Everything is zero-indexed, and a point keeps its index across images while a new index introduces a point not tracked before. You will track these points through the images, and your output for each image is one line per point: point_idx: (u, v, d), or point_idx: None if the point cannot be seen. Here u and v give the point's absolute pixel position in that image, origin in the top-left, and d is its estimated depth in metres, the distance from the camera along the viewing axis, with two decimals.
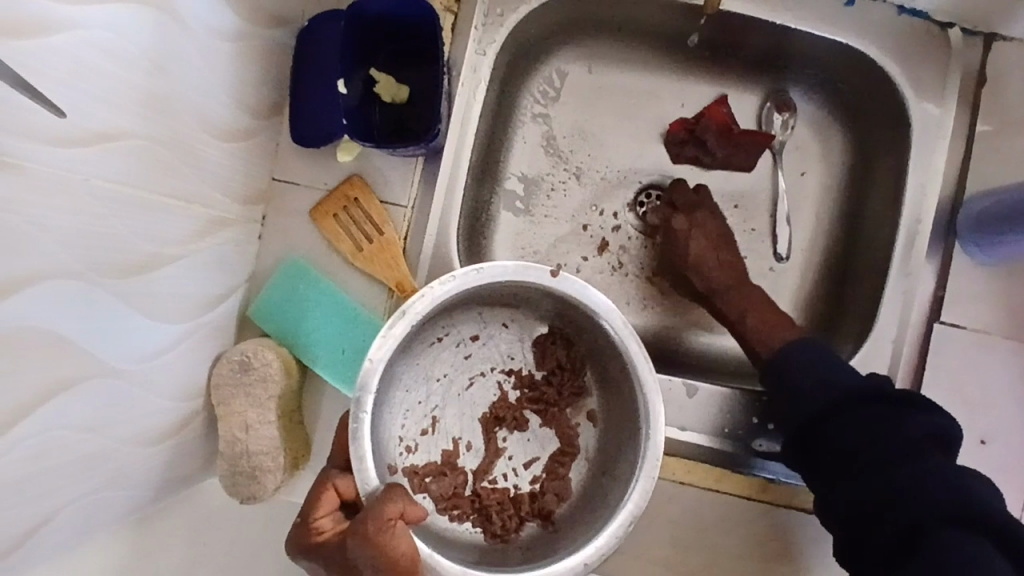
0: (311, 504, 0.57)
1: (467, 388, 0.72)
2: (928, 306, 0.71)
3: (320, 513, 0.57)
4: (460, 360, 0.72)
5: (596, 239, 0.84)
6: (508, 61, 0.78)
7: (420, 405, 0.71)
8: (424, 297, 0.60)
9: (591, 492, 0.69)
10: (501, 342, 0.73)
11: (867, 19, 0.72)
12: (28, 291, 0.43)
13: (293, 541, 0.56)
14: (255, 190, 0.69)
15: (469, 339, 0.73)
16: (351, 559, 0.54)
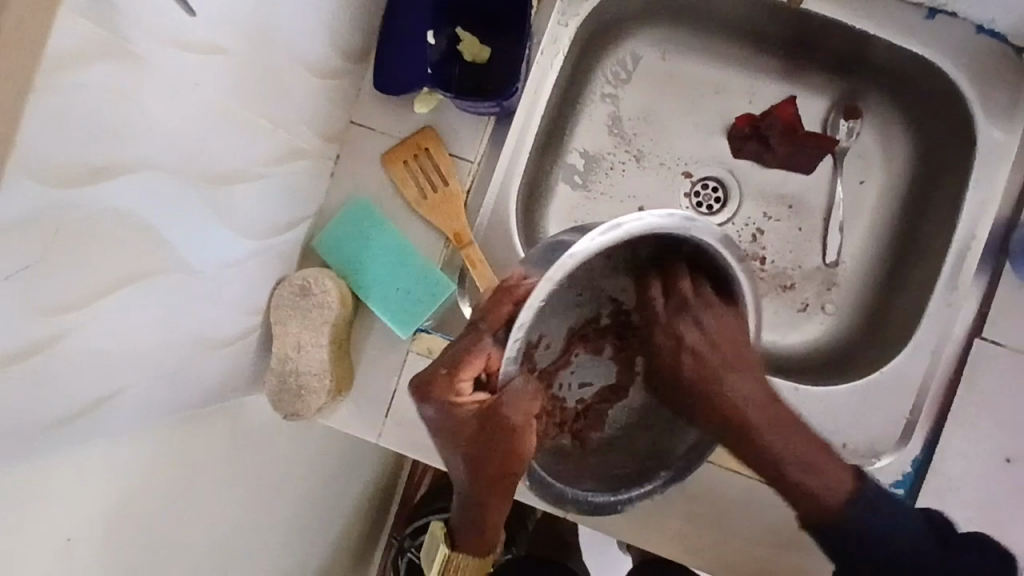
0: (464, 361, 0.57)
1: (570, 298, 0.67)
2: (971, 323, 0.71)
3: (467, 374, 0.57)
4: (581, 270, 0.65)
5: None
6: (586, 38, 0.81)
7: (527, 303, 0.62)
8: (640, 220, 0.57)
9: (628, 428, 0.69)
10: (624, 272, 0.67)
11: (948, 32, 0.72)
12: (122, 178, 0.46)
13: (434, 389, 0.57)
14: (335, 129, 0.73)
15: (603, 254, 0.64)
16: (485, 437, 0.56)
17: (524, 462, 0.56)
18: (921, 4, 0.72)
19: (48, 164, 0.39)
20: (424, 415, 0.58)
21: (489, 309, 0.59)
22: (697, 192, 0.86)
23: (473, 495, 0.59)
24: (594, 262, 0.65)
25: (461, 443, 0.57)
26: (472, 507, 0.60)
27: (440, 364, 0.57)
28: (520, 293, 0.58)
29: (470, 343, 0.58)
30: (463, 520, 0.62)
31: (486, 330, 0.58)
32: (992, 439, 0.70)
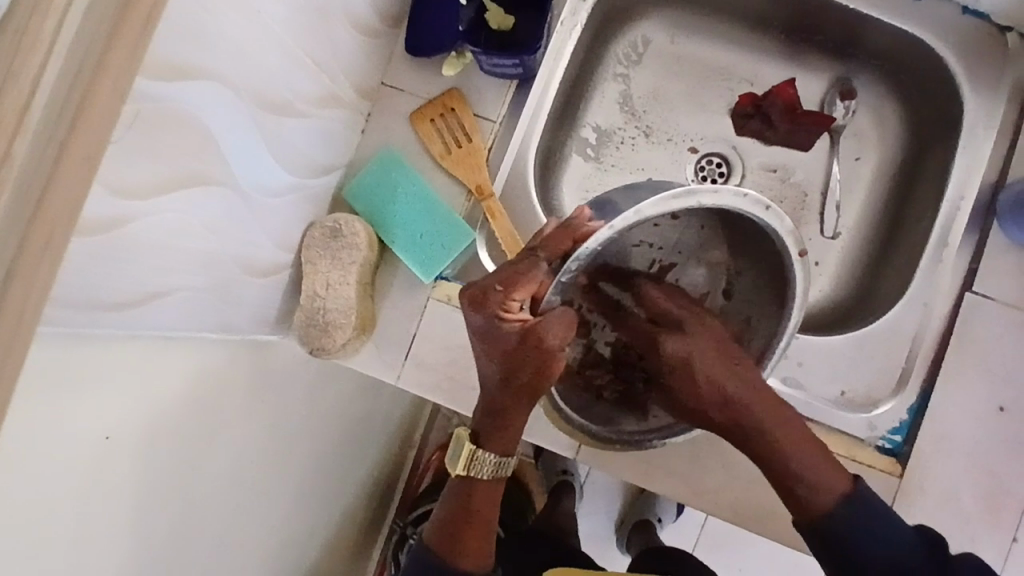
0: (518, 283, 0.61)
1: (631, 247, 0.70)
2: (962, 278, 0.76)
3: (518, 296, 0.61)
4: (650, 224, 0.68)
5: None
6: (601, 17, 0.87)
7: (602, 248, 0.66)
8: (715, 194, 0.61)
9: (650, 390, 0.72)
10: (683, 234, 0.71)
11: (939, 14, 0.79)
12: (193, 84, 0.51)
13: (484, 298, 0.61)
14: (368, 86, 0.78)
15: (670, 218, 0.68)
16: (519, 353, 0.62)
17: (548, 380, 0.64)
18: None
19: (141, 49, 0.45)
20: (469, 325, 0.63)
21: (549, 238, 0.62)
22: (702, 167, 0.91)
23: (496, 398, 0.66)
24: (662, 220, 0.68)
25: (499, 353, 0.63)
26: (495, 411, 0.67)
27: (496, 282, 0.61)
28: (582, 233, 0.61)
29: (524, 267, 0.61)
30: (483, 421, 0.68)
31: (542, 258, 0.61)
32: (985, 388, 0.73)
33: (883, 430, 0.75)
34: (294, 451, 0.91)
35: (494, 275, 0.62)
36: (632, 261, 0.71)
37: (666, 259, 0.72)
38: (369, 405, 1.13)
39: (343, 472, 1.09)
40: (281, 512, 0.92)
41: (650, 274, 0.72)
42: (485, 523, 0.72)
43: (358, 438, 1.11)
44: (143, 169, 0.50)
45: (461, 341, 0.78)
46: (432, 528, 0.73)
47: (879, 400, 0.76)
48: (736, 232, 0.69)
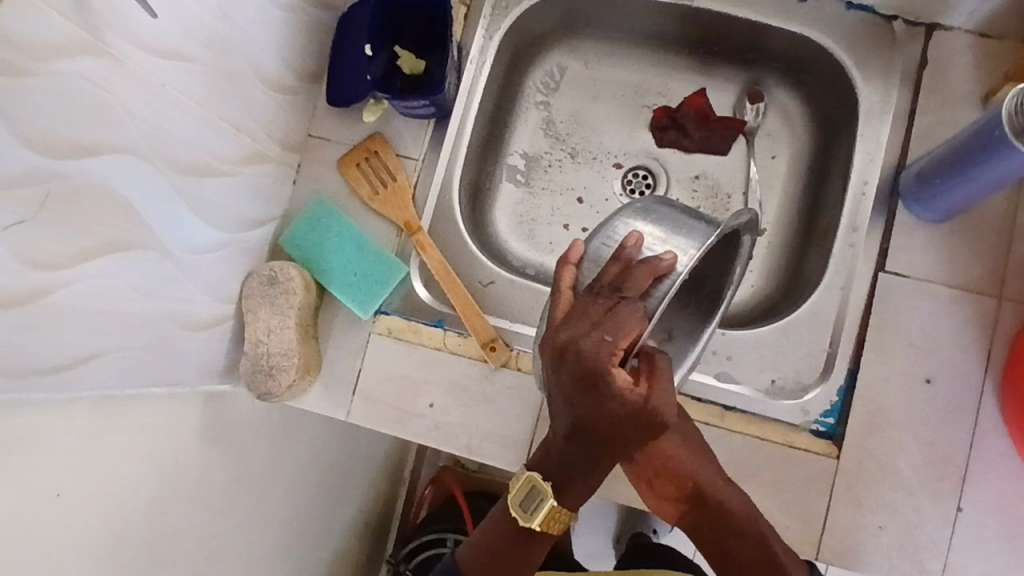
0: (630, 332, 0.55)
1: None
2: (876, 259, 0.78)
3: (626, 346, 0.55)
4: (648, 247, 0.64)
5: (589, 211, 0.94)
6: (514, 51, 0.92)
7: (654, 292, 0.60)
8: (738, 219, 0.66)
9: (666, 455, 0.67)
10: None
11: (822, 14, 0.83)
12: (104, 157, 0.56)
13: (595, 349, 0.54)
14: (292, 139, 0.83)
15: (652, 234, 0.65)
16: (623, 413, 0.56)
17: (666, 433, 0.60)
18: None
19: (38, 134, 0.49)
20: (575, 389, 0.55)
21: (630, 277, 0.59)
22: (629, 180, 0.95)
23: (581, 455, 0.60)
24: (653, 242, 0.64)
25: (602, 411, 0.56)
26: (582, 465, 0.62)
27: (606, 336, 0.54)
28: (662, 271, 0.59)
29: (622, 312, 0.56)
30: (562, 472, 0.63)
31: (636, 300, 0.57)
32: (909, 363, 0.76)
33: (816, 413, 0.77)
34: (265, 498, 0.93)
35: (592, 329, 0.55)
36: None
37: None
38: (345, 447, 1.15)
39: (325, 515, 1.11)
40: (261, 558, 0.94)
41: None
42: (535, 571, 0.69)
43: (337, 480, 1.13)
44: (62, 241, 0.54)
45: (404, 372, 0.81)
46: (469, 553, 0.69)
47: (807, 385, 0.79)
48: None
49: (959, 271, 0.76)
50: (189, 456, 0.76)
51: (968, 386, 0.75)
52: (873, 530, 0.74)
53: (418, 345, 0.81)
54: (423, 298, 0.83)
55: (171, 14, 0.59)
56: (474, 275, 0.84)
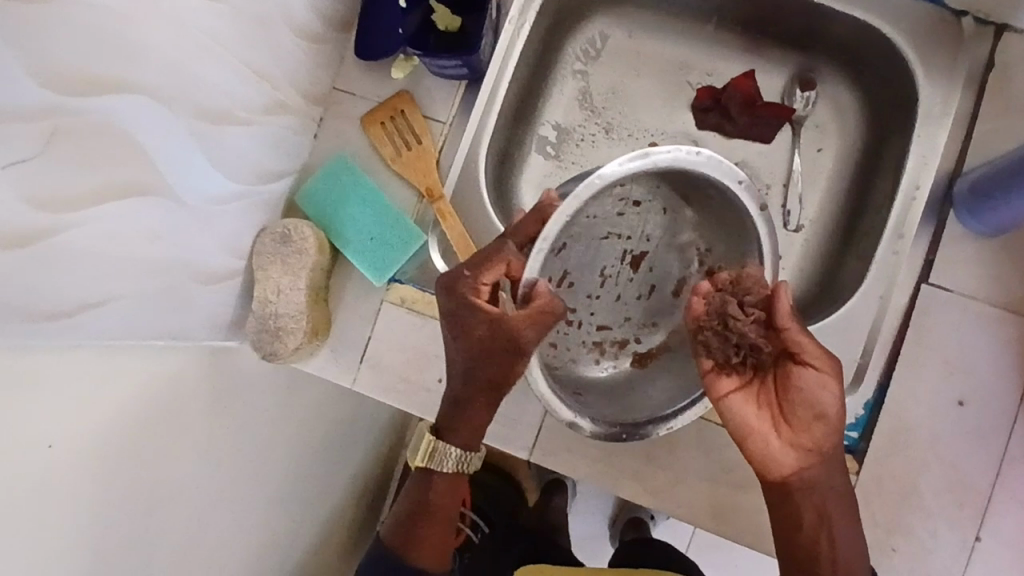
0: (490, 265, 0.64)
1: (601, 239, 0.81)
2: (919, 270, 0.74)
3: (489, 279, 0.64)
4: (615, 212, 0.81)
5: None
6: (554, 15, 0.86)
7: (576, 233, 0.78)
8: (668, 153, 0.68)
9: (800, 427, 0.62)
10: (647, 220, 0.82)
11: (889, 1, 0.77)
12: (118, 96, 0.52)
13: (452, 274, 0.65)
14: (317, 92, 0.79)
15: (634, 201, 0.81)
16: (477, 337, 0.64)
17: (759, 413, 0.64)
18: None
19: (50, 64, 0.46)
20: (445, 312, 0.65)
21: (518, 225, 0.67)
22: None
23: (462, 389, 0.68)
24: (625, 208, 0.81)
25: (463, 335, 0.65)
26: (463, 403, 0.68)
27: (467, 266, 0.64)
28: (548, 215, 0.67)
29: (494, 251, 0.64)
30: (450, 413, 0.69)
31: (510, 241, 0.66)
32: (941, 381, 0.72)
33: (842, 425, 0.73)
34: (264, 458, 0.91)
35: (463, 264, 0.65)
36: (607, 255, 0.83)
37: (636, 253, 0.83)
38: (346, 410, 1.13)
39: (322, 477, 1.09)
40: (258, 517, 0.92)
41: (625, 266, 0.83)
42: (450, 513, 0.74)
43: (337, 442, 1.12)
44: (69, 183, 0.51)
45: (415, 344, 0.78)
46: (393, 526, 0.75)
47: None
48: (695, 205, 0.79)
49: (1005, 290, 0.73)
50: (190, 411, 0.74)
51: (1001, 410, 0.72)
52: (886, 551, 0.71)
53: (432, 318, 0.78)
54: (438, 269, 0.79)
55: None
56: None
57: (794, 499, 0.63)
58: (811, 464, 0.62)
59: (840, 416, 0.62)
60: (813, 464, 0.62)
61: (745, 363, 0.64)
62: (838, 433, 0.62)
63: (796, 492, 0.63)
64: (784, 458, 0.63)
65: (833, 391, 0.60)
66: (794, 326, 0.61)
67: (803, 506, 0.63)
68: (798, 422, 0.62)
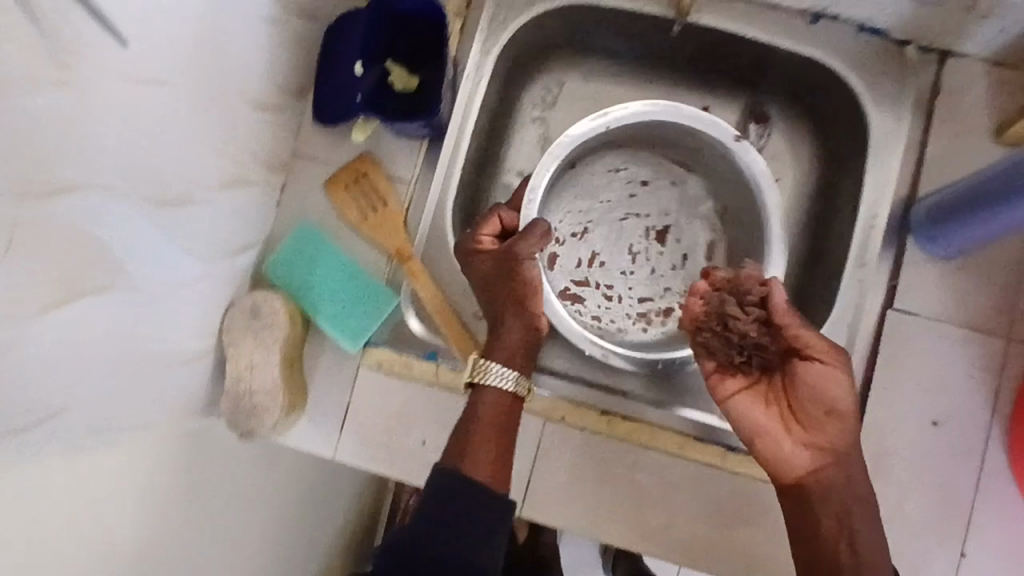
0: (488, 223, 0.75)
1: (619, 219, 0.92)
2: (884, 296, 0.76)
3: (487, 231, 0.75)
4: (625, 194, 0.92)
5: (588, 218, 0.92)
6: (510, 66, 0.87)
7: (580, 212, 0.92)
8: (625, 110, 0.78)
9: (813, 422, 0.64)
10: (660, 197, 0.92)
11: (832, 37, 0.80)
12: (72, 197, 0.51)
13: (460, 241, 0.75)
14: (276, 160, 0.78)
15: (640, 181, 0.92)
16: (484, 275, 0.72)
17: (767, 411, 0.66)
18: (805, 12, 0.80)
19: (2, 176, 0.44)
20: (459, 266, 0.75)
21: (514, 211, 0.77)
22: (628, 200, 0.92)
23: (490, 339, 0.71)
24: (636, 189, 0.92)
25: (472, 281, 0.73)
26: (495, 317, 0.72)
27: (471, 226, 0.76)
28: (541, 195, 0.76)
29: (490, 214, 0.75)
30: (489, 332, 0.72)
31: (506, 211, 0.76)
32: (917, 403, 0.74)
33: None
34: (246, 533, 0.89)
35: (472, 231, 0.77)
36: (631, 233, 0.92)
37: (660, 224, 0.92)
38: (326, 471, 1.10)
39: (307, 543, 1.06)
40: None
41: (652, 242, 0.92)
42: (502, 435, 0.66)
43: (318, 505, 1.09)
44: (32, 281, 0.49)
45: (395, 407, 0.77)
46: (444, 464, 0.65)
47: None
48: (700, 167, 0.89)
49: (968, 310, 0.75)
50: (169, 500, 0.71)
51: (976, 426, 0.73)
52: None
53: (411, 380, 0.77)
54: (415, 330, 0.79)
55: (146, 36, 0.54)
56: (469, 308, 0.80)
57: (811, 504, 0.64)
58: (826, 464, 0.64)
59: (857, 411, 0.63)
60: (827, 463, 0.63)
61: (745, 363, 0.67)
62: (852, 431, 0.63)
63: (813, 497, 0.64)
64: (796, 457, 0.64)
65: (839, 384, 0.62)
66: (794, 322, 0.64)
67: (823, 514, 0.63)
68: (810, 420, 0.64)
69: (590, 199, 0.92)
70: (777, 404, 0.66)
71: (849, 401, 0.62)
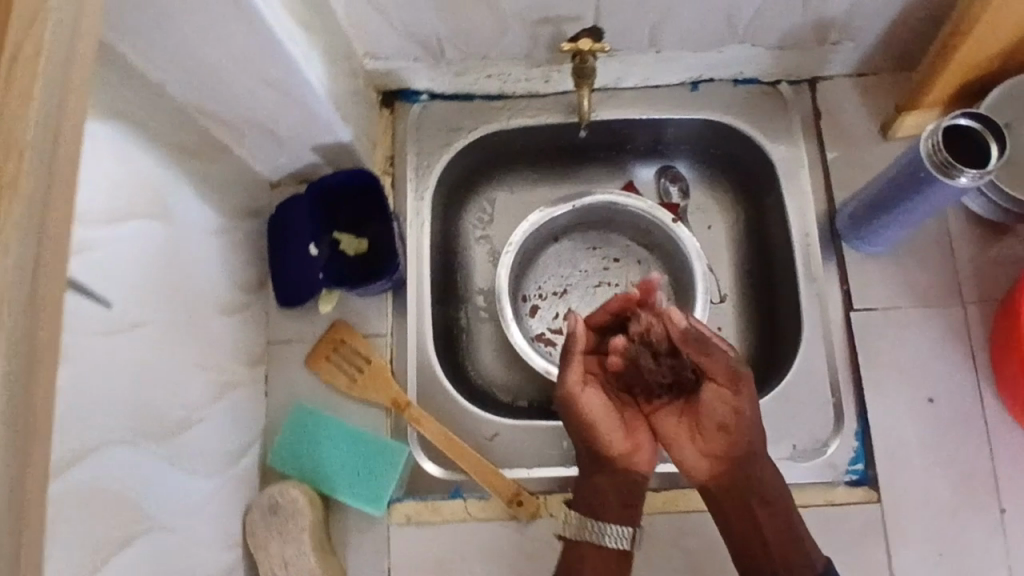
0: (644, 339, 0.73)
1: (594, 286, 0.97)
2: (843, 299, 0.82)
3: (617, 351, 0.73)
4: (599, 266, 0.98)
5: (562, 289, 0.97)
6: (445, 199, 0.93)
7: (561, 279, 0.97)
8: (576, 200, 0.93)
9: (718, 440, 0.71)
10: (630, 270, 0.98)
11: (714, 96, 0.90)
12: (88, 461, 0.52)
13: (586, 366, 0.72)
14: (254, 353, 0.80)
15: (613, 258, 0.98)
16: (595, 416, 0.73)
17: (678, 424, 0.73)
18: (685, 82, 0.90)
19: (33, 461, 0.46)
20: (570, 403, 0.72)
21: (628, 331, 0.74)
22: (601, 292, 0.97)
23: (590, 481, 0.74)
24: (609, 262, 0.98)
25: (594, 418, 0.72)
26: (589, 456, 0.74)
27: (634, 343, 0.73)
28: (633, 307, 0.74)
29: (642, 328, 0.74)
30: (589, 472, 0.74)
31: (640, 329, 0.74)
32: (907, 385, 0.79)
33: (845, 463, 0.78)
34: None
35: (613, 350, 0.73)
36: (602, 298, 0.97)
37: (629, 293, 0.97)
38: None
39: None
40: None
41: None
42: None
43: None
44: (72, 539, 0.50)
45: (437, 554, 0.77)
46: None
47: (826, 439, 0.79)
48: (660, 252, 0.97)
49: (919, 288, 0.81)
50: None
51: (964, 388, 0.79)
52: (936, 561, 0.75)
53: (444, 522, 0.77)
54: (433, 472, 0.80)
55: (115, 288, 0.57)
56: (477, 432, 0.81)
57: (717, 502, 0.72)
58: (722, 470, 0.71)
59: (754, 426, 0.69)
60: (723, 469, 0.71)
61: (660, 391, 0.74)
62: (741, 443, 0.69)
63: (719, 497, 0.72)
64: (698, 463, 0.72)
65: (730, 408, 0.69)
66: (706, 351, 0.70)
67: (728, 510, 0.72)
68: (708, 432, 0.71)
69: (569, 267, 0.98)
70: (690, 422, 0.73)
71: (748, 415, 0.68)
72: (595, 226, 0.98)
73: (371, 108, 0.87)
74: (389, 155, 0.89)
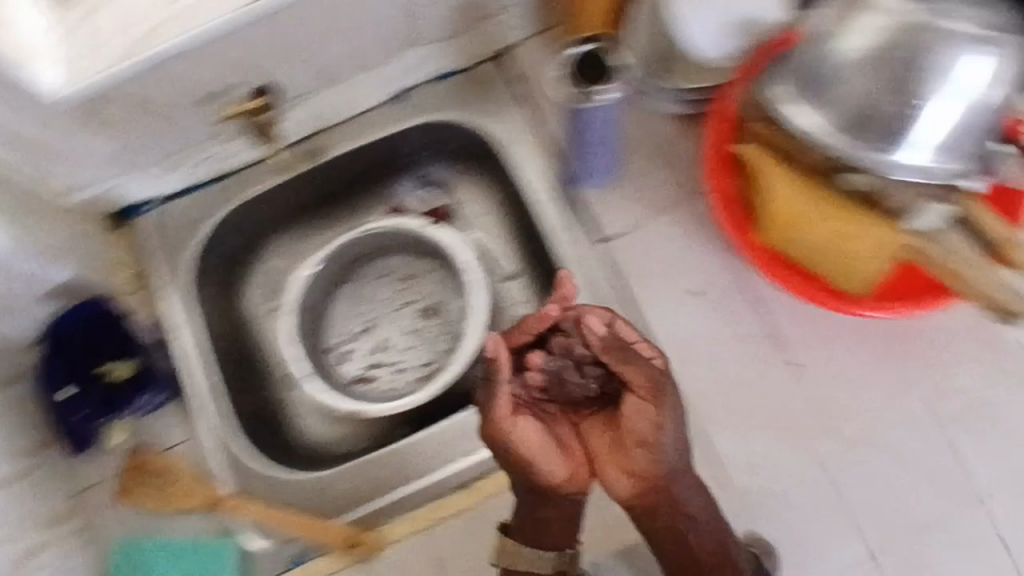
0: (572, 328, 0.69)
1: (393, 309, 0.98)
2: (591, 236, 0.85)
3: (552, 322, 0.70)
4: (392, 287, 0.98)
5: (364, 323, 0.98)
6: (212, 288, 0.93)
7: (359, 314, 0.98)
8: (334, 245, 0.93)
9: (655, 456, 0.65)
10: (422, 281, 0.98)
11: (421, 98, 0.92)
12: None
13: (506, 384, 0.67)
14: (58, 509, 0.79)
15: (400, 276, 0.98)
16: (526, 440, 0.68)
17: (601, 442, 0.69)
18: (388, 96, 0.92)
19: None
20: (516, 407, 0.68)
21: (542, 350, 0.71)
22: (399, 312, 0.98)
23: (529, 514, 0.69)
24: (398, 280, 0.98)
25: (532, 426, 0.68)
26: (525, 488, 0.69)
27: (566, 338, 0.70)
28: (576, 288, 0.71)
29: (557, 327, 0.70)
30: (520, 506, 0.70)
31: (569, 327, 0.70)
32: (670, 286, 0.81)
33: None
34: None
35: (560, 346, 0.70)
36: (404, 317, 0.97)
37: (426, 304, 0.97)
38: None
39: None
40: None
41: (421, 319, 0.97)
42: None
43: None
44: None
45: None
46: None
47: None
48: (438, 256, 0.97)
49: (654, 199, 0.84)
50: None
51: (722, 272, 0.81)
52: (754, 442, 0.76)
53: None
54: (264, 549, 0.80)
55: None
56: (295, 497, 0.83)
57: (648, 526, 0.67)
58: (646, 492, 0.66)
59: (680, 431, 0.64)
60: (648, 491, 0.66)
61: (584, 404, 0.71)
62: (664, 463, 0.65)
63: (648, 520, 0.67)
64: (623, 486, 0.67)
65: (650, 420, 0.64)
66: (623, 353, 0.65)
67: (660, 529, 0.66)
68: (630, 450, 0.66)
69: (364, 301, 0.98)
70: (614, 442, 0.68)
71: (657, 417, 0.64)
72: (373, 254, 0.98)
73: (97, 236, 0.87)
74: (136, 272, 0.90)
